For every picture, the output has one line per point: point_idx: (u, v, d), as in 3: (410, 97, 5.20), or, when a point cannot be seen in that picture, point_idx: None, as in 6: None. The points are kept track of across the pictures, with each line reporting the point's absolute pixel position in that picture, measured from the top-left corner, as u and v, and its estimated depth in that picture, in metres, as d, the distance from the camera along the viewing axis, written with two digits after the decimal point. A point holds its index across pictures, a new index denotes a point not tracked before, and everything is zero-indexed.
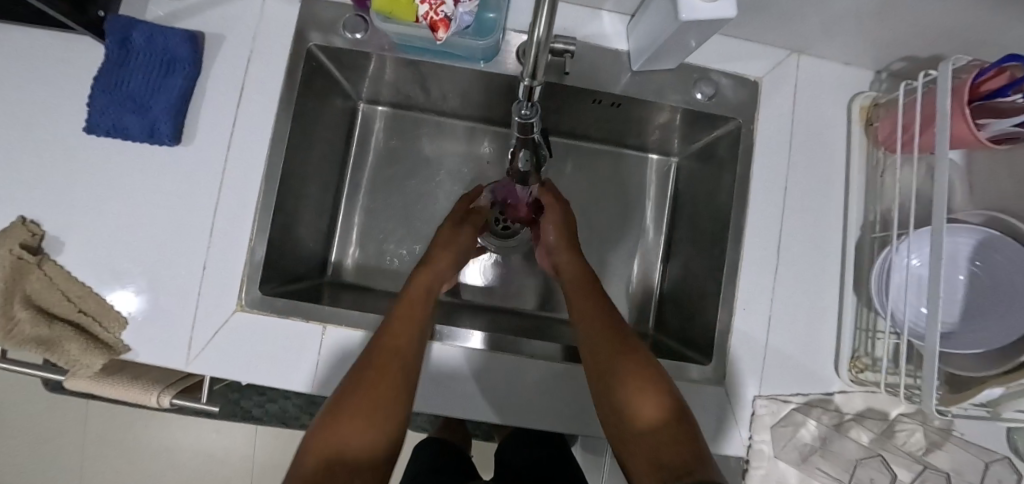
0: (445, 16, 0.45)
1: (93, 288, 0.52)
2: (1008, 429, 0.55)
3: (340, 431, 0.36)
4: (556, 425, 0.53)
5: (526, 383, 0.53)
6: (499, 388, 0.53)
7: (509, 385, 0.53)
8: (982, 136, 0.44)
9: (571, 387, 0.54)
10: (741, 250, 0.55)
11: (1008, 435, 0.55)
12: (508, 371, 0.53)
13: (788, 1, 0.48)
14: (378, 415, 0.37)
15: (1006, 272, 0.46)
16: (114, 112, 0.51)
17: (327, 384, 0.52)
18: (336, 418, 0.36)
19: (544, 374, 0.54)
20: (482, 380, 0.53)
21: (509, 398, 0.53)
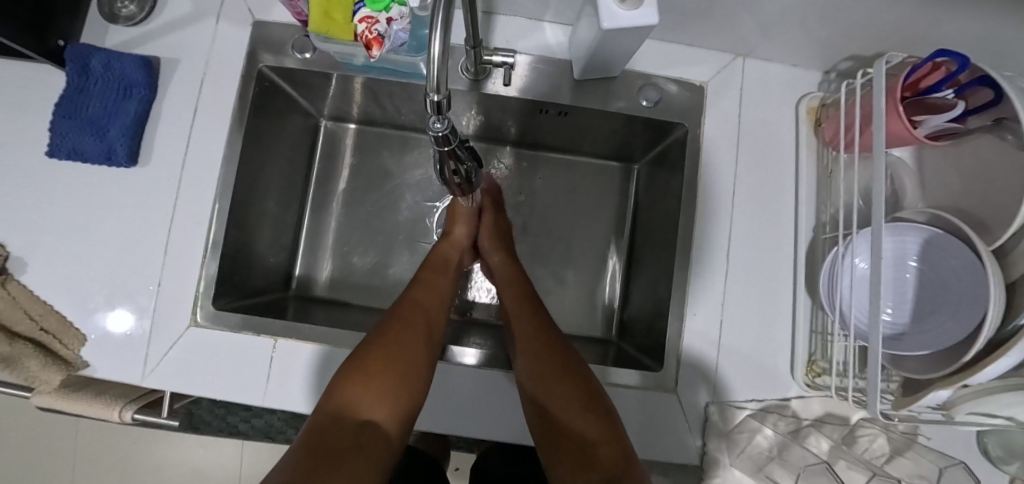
0: (379, 35, 0.46)
1: (55, 306, 0.53)
2: (977, 432, 0.53)
3: (354, 397, 0.41)
4: (515, 438, 0.52)
5: (491, 396, 0.53)
6: (462, 399, 0.53)
7: (475, 397, 0.53)
8: (920, 134, 0.43)
9: None
10: (691, 254, 0.55)
11: (977, 439, 0.53)
12: (462, 382, 0.53)
13: (719, 7, 0.49)
14: (385, 391, 0.42)
15: (948, 270, 0.45)
16: (73, 136, 0.53)
17: (277, 398, 0.52)
18: (353, 384, 0.41)
19: (497, 385, 0.53)
20: (445, 390, 0.53)
21: (472, 410, 0.52)
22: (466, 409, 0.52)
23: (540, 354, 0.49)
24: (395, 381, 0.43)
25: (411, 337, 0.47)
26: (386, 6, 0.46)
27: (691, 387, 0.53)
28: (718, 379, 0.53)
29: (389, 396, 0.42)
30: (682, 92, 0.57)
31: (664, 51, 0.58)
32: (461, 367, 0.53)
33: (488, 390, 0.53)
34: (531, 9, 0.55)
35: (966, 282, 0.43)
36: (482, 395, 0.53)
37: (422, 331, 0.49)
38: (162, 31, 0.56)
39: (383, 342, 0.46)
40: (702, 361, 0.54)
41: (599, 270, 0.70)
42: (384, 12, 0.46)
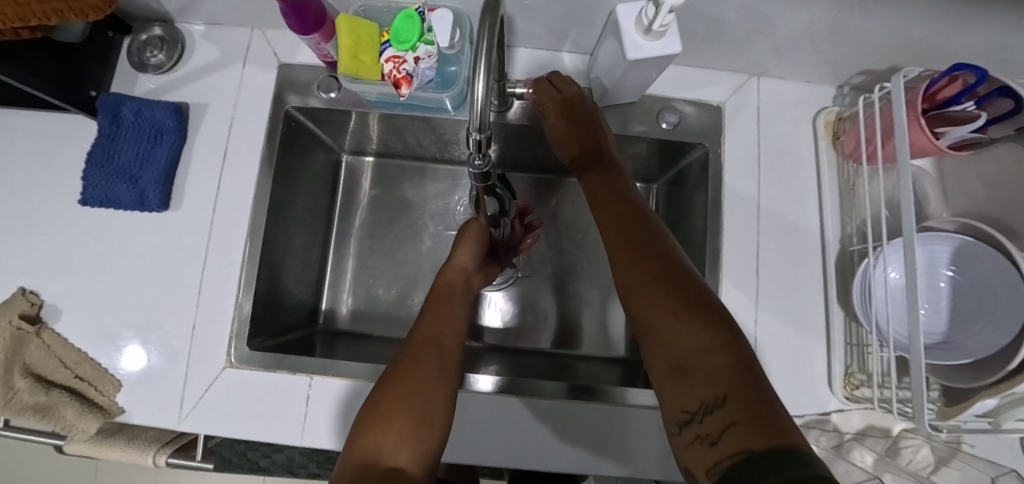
0: (408, 74, 0.48)
1: (89, 353, 0.53)
2: (1022, 439, 0.52)
3: (372, 446, 0.35)
4: (564, 466, 0.52)
5: (530, 423, 0.52)
6: (504, 427, 0.52)
7: (516, 427, 0.52)
8: (943, 145, 0.45)
9: (576, 421, 0.52)
10: (720, 271, 0.55)
11: (1022, 446, 0.52)
12: (501, 411, 0.52)
13: (735, 30, 0.50)
14: (406, 431, 0.36)
15: (983, 276, 0.45)
16: (106, 185, 0.54)
17: (317, 437, 0.52)
18: (368, 434, 0.35)
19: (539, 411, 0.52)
20: (485, 422, 0.52)
21: (514, 438, 0.52)
22: (510, 437, 0.52)
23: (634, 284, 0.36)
24: (411, 418, 0.37)
25: (423, 366, 0.40)
26: (413, 45, 0.46)
27: None
28: None
29: (410, 430, 0.36)
30: (700, 113, 0.58)
31: (680, 74, 0.59)
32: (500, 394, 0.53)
33: (529, 417, 0.53)
34: (548, 42, 0.56)
35: (998, 289, 0.44)
36: (524, 423, 0.52)
37: (442, 364, 0.42)
38: (190, 78, 0.58)
39: (394, 379, 0.39)
40: None
41: None
42: (411, 52, 0.47)
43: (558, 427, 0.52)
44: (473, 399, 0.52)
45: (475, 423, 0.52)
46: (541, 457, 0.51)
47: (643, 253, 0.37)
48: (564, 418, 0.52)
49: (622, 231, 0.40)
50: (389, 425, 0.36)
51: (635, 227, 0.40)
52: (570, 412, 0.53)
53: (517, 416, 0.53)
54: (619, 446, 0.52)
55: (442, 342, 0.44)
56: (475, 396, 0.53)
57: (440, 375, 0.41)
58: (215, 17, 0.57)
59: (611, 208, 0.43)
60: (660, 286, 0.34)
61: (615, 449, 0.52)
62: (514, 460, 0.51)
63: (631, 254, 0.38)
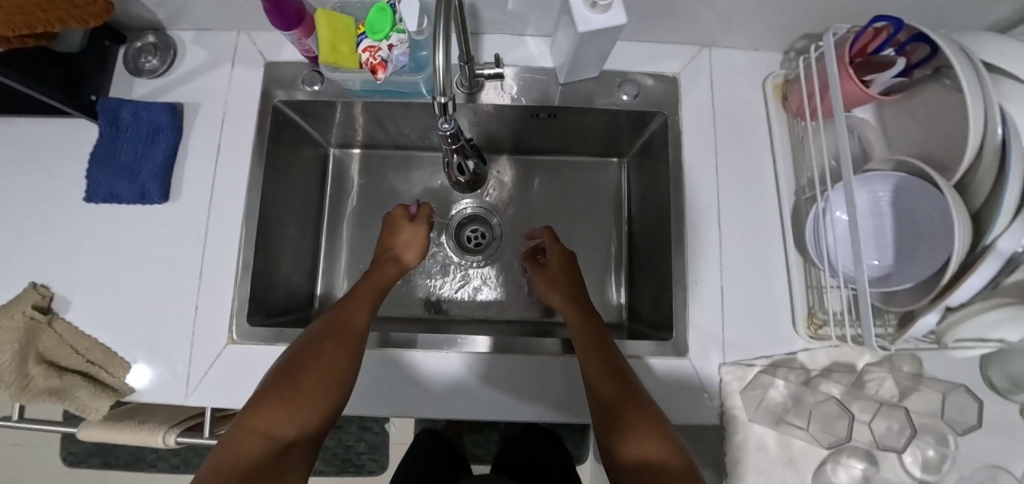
0: (383, 60, 0.52)
1: (99, 339, 0.57)
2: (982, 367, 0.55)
3: (268, 422, 0.42)
4: (556, 414, 0.56)
5: (520, 377, 0.56)
6: (498, 383, 0.56)
7: (476, 379, 0.56)
8: (872, 92, 0.49)
9: (563, 372, 0.56)
10: (685, 228, 0.59)
11: (981, 374, 0.55)
12: (493, 369, 0.56)
13: (680, 3, 0.54)
14: (300, 411, 0.44)
15: (918, 208, 0.49)
16: (108, 181, 0.58)
17: None
18: (268, 410, 0.43)
19: (529, 365, 0.56)
20: (480, 379, 0.56)
21: (507, 392, 0.56)
22: (473, 389, 0.56)
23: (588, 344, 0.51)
24: (308, 400, 0.45)
25: (332, 353, 0.47)
26: (386, 35, 0.52)
27: (704, 351, 0.56)
28: (725, 341, 0.57)
29: (304, 409, 0.44)
30: (658, 84, 0.62)
31: (638, 50, 0.63)
32: (459, 350, 0.57)
33: (485, 370, 0.56)
34: (513, 26, 0.61)
35: (930, 219, 0.48)
36: (481, 377, 0.56)
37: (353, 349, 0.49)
38: (182, 80, 0.62)
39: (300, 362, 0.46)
40: (710, 324, 0.57)
41: (603, 261, 0.73)
42: (385, 41, 0.52)
43: (510, 379, 0.56)
44: (466, 359, 0.56)
45: (470, 381, 0.56)
46: (536, 407, 0.55)
47: (603, 352, 0.50)
48: (550, 372, 0.57)
49: (594, 348, 0.50)
50: (288, 408, 0.43)
51: (584, 301, 0.58)
52: (525, 364, 0.57)
53: (476, 370, 0.56)
54: (579, 392, 0.56)
55: (354, 327, 0.50)
56: (467, 357, 0.56)
57: (348, 359, 0.48)
58: (204, 23, 0.62)
59: (566, 288, 0.59)
60: (632, 422, 0.43)
61: (574, 396, 0.56)
62: (475, 410, 0.55)
63: (602, 363, 0.49)
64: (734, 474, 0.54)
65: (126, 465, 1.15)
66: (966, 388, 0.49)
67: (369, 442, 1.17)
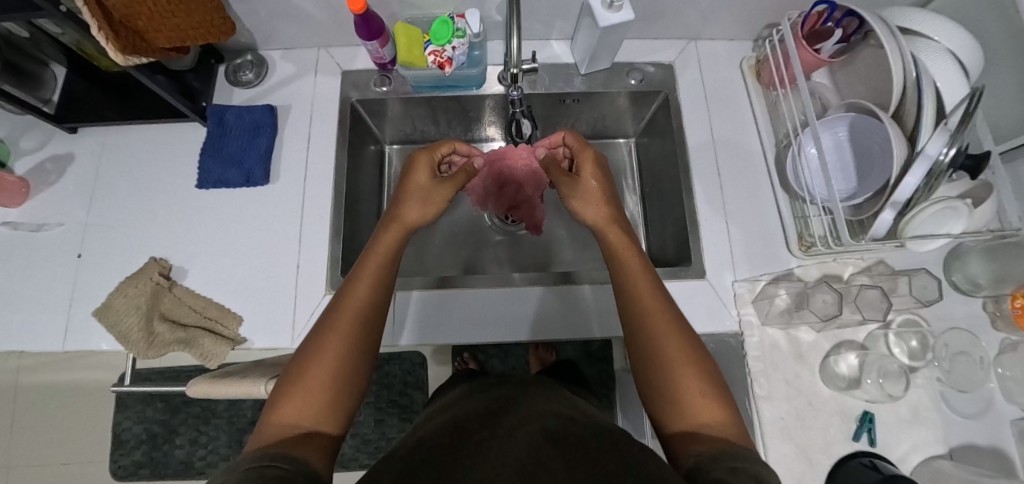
0: (448, 58, 0.67)
1: (213, 299, 0.67)
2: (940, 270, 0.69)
3: (292, 413, 0.42)
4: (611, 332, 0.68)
5: (576, 303, 0.69)
6: (560, 310, 0.69)
7: (472, 310, 0.69)
8: (823, 57, 0.65)
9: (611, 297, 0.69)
10: (692, 179, 0.74)
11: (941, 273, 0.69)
12: (556, 298, 0.69)
13: (671, 5, 0.71)
14: (326, 398, 0.43)
15: (868, 140, 0.64)
16: (219, 170, 0.71)
17: (416, 336, 0.67)
18: (287, 404, 0.42)
19: (583, 294, 0.69)
20: (545, 307, 0.69)
21: (570, 315, 0.69)
22: (476, 320, 0.68)
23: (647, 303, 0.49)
24: (331, 381, 0.44)
25: (342, 330, 0.46)
26: (449, 40, 0.67)
27: (719, 273, 0.69)
28: (735, 264, 0.70)
29: (319, 396, 0.43)
30: (658, 71, 0.78)
31: (639, 45, 0.79)
32: (463, 288, 0.69)
33: (477, 302, 0.69)
34: (541, 32, 0.77)
35: (879, 146, 0.63)
36: (475, 309, 0.69)
37: (362, 326, 0.48)
38: (274, 88, 0.76)
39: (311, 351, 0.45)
40: (721, 252, 0.70)
41: (624, 223, 0.86)
42: (448, 45, 0.67)
43: (522, 308, 0.69)
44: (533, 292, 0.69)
45: (539, 309, 0.69)
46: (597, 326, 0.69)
47: (664, 315, 0.49)
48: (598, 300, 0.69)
49: (645, 286, 0.51)
50: (307, 397, 0.43)
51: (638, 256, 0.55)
52: (507, 298, 0.69)
53: (470, 302, 0.69)
54: (565, 317, 0.69)
55: (365, 304, 0.49)
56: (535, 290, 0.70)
57: (361, 335, 0.47)
58: (291, 42, 0.77)
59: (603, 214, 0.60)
60: (693, 385, 0.44)
61: (555, 318, 0.69)
62: (477, 335, 0.68)
63: (659, 313, 0.49)
64: (754, 370, 0.66)
65: (176, 474, 1.26)
66: (924, 270, 0.65)
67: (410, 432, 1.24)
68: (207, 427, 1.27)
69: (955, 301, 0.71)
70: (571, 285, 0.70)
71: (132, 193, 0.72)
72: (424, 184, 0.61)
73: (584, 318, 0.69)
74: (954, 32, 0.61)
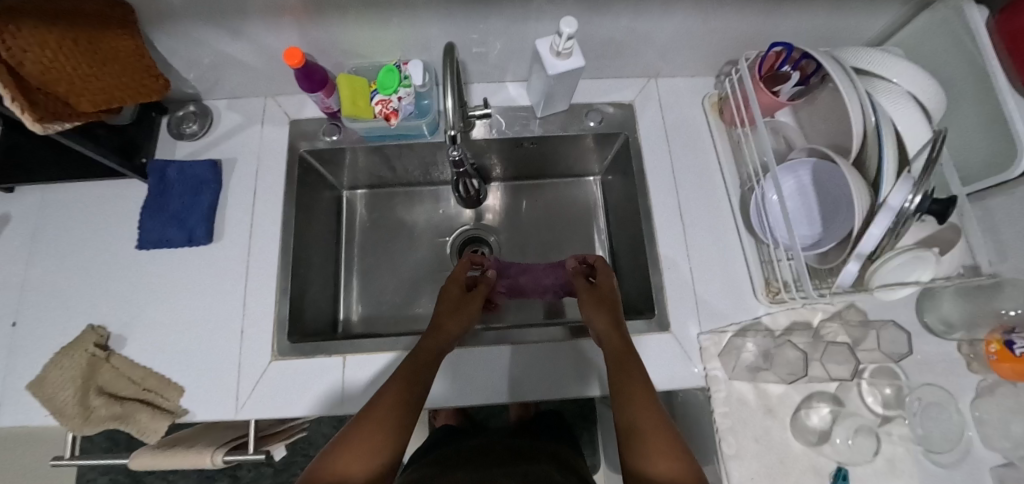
0: (395, 109, 0.65)
1: (153, 369, 0.64)
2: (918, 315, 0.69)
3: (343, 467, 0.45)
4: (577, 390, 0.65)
5: (546, 358, 0.66)
6: (526, 368, 0.66)
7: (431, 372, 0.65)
8: (781, 100, 0.63)
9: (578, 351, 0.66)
10: (655, 224, 0.71)
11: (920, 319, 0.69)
12: (521, 356, 0.66)
13: (626, 45, 0.69)
14: (374, 451, 0.47)
15: (829, 185, 0.63)
16: (159, 229, 0.68)
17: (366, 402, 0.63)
18: (344, 456, 0.45)
19: (546, 351, 0.66)
20: (511, 365, 0.66)
21: (536, 373, 0.65)
22: (446, 385, 0.65)
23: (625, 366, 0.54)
24: (382, 439, 0.47)
25: (390, 392, 0.51)
26: (395, 90, 0.64)
27: (683, 324, 0.66)
28: (700, 314, 0.67)
29: (367, 453, 0.46)
30: (618, 111, 0.76)
31: (598, 84, 0.77)
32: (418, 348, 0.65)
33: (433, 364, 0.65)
34: (494, 75, 0.75)
35: (843, 192, 0.60)
36: (451, 370, 0.65)
37: (416, 390, 0.52)
38: (219, 140, 0.73)
39: (372, 409, 0.49)
40: (685, 302, 0.67)
41: None
42: (394, 94, 0.65)
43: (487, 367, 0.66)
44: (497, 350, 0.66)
45: (502, 368, 0.66)
46: (560, 386, 0.65)
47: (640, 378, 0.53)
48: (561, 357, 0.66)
49: (625, 359, 0.55)
50: (359, 451, 0.46)
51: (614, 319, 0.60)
52: (464, 358, 0.66)
53: None
54: (543, 378, 0.65)
55: (426, 368, 0.55)
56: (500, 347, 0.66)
57: (418, 398, 0.52)
58: (237, 92, 0.74)
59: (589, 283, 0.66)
60: (663, 444, 0.47)
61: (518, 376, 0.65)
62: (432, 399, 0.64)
63: (624, 373, 0.53)
64: (723, 427, 0.63)
65: None
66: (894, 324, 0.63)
67: None
68: (175, 477, 1.22)
69: (930, 344, 0.68)
70: (533, 341, 0.66)
71: (67, 255, 0.68)
72: (455, 298, 0.64)
73: (557, 378, 0.65)
74: (913, 72, 0.58)
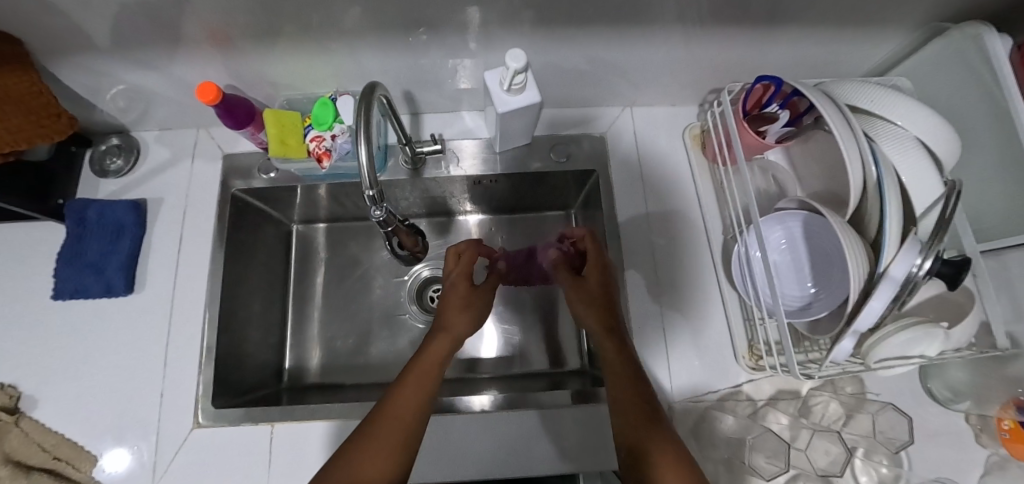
0: (328, 149, 0.57)
1: (65, 435, 0.58)
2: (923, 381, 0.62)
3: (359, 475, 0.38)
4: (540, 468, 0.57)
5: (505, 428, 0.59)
6: (481, 441, 0.58)
7: None
8: (768, 142, 0.55)
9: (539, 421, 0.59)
10: (626, 275, 0.63)
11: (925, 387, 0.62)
12: (474, 426, 0.58)
13: (593, 73, 0.61)
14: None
15: (821, 241, 0.55)
16: (75, 278, 0.62)
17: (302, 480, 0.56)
18: None
19: (503, 422, 0.59)
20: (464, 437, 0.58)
21: (492, 447, 0.58)
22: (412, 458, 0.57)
23: (617, 371, 0.47)
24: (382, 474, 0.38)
25: (401, 411, 0.42)
26: (330, 126, 0.58)
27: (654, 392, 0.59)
28: (673, 380, 0.60)
29: None
30: (588, 144, 0.68)
31: (567, 113, 0.69)
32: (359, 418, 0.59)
33: None
34: (449, 105, 0.67)
35: (839, 251, 0.53)
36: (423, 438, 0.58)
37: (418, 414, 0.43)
38: (146, 177, 0.66)
39: (369, 432, 0.41)
40: (657, 366, 0.60)
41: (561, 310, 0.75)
42: (329, 131, 0.58)
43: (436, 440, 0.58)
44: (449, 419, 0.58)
45: (452, 442, 0.58)
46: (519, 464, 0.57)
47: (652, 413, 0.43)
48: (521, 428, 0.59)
49: (626, 375, 0.46)
50: None
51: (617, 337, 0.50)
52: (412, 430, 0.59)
53: None
54: (504, 452, 0.58)
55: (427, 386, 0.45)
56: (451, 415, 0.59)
57: (416, 425, 0.42)
58: (166, 123, 0.67)
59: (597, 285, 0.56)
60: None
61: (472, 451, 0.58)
62: None
63: (641, 406, 0.43)
64: None
65: None
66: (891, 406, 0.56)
67: None
68: None
69: (932, 412, 0.61)
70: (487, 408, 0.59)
71: None
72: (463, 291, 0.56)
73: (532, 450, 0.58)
74: (921, 113, 0.50)
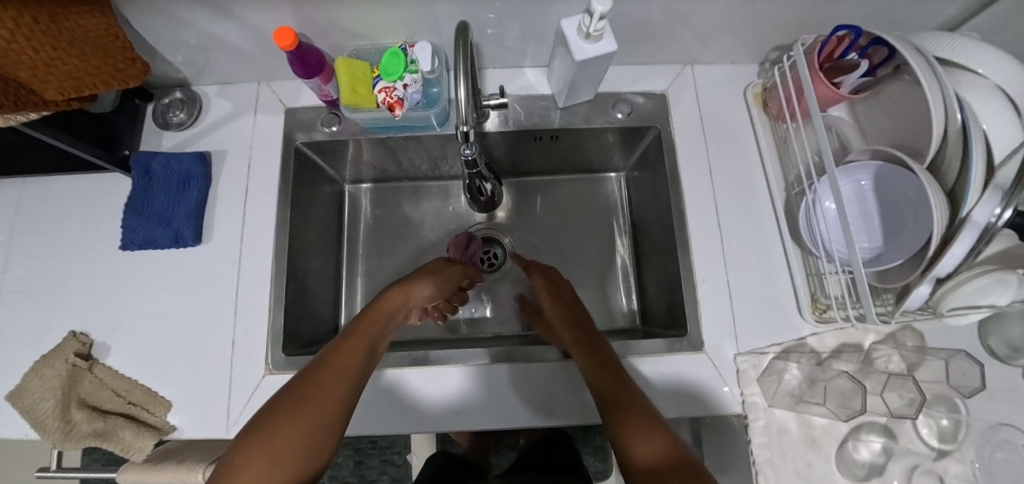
0: (399, 98, 0.57)
1: (138, 381, 0.59)
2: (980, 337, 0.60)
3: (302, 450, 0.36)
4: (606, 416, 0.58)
5: (564, 377, 0.59)
6: (543, 389, 0.59)
7: (438, 397, 0.58)
8: (843, 92, 0.55)
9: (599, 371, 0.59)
10: (688, 229, 0.64)
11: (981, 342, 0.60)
12: (540, 378, 0.59)
13: (661, 28, 0.61)
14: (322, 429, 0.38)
15: (892, 191, 0.55)
16: (144, 229, 0.62)
17: (369, 421, 0.57)
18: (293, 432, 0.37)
19: (564, 374, 0.59)
20: (528, 388, 0.59)
21: (554, 397, 0.58)
22: (432, 410, 0.58)
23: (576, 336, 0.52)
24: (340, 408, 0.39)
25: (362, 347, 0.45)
26: (400, 75, 0.57)
27: (718, 343, 0.60)
28: (737, 332, 0.60)
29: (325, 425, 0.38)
30: (648, 102, 0.68)
31: (627, 72, 0.69)
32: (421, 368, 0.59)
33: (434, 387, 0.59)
34: (512, 60, 0.67)
35: (913, 201, 0.53)
36: (419, 392, 0.59)
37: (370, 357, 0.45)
38: (209, 131, 0.67)
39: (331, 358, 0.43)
40: (720, 317, 0.61)
41: (612, 270, 0.76)
42: (399, 81, 0.57)
43: (498, 390, 0.59)
44: (508, 371, 0.59)
45: (515, 390, 0.59)
46: (581, 412, 0.58)
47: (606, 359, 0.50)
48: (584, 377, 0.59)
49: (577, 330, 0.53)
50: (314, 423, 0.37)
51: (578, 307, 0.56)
52: (472, 382, 0.59)
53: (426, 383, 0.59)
54: (566, 400, 0.58)
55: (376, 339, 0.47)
56: (509, 369, 0.59)
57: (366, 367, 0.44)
58: (228, 77, 0.67)
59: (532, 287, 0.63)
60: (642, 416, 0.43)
61: (533, 402, 0.58)
62: (441, 426, 0.57)
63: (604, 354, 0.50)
64: (760, 460, 0.57)
65: None
66: (965, 352, 0.56)
67: (391, 474, 1.15)
68: None
69: None
70: (549, 361, 0.59)
71: (47, 254, 0.63)
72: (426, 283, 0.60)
73: (546, 398, 0.58)
74: (1000, 61, 0.50)
